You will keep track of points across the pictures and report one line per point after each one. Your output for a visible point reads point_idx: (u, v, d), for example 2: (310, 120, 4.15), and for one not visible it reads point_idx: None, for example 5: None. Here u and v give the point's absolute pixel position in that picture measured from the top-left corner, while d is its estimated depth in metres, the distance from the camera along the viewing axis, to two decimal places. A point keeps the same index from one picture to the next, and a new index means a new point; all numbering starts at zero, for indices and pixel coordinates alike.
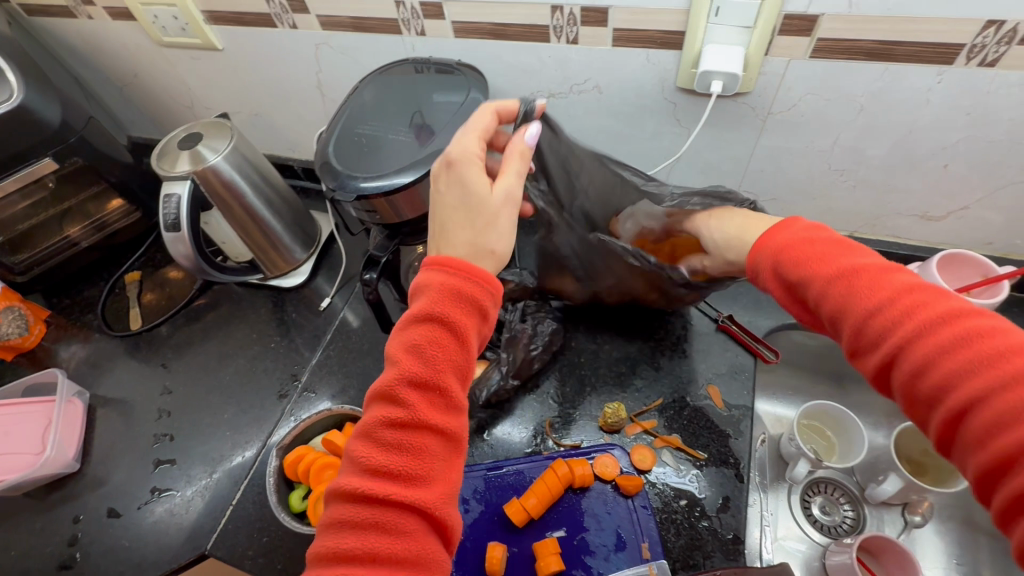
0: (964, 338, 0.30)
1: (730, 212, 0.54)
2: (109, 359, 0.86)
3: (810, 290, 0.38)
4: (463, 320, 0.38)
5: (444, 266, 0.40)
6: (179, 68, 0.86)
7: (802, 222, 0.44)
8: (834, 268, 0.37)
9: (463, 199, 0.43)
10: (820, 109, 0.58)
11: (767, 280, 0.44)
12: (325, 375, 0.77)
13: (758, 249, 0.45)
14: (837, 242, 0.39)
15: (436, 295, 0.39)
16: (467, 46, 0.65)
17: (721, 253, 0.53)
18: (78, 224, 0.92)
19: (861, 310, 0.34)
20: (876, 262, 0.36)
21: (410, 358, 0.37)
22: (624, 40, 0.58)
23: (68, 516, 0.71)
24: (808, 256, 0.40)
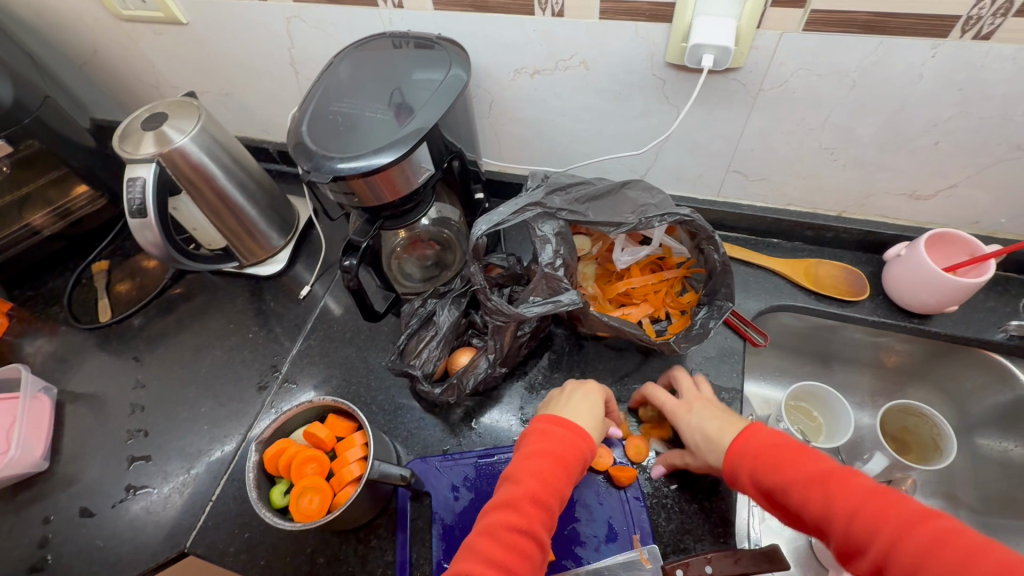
0: (937, 540, 0.39)
1: (709, 408, 0.57)
2: (78, 353, 0.82)
3: (792, 498, 0.46)
4: (574, 458, 0.51)
5: (562, 424, 0.53)
6: (141, 44, 0.81)
7: (761, 426, 0.52)
8: (807, 475, 0.46)
9: (590, 402, 0.57)
10: (812, 85, 0.57)
11: (744, 487, 0.50)
12: (306, 366, 0.75)
13: (733, 455, 0.51)
14: (790, 446, 0.49)
15: (556, 435, 0.52)
16: (447, 20, 0.62)
17: (702, 453, 0.54)
18: (39, 212, 0.87)
19: (845, 516, 0.43)
20: (833, 466, 0.46)
21: (532, 481, 0.49)
22: (612, 12, 0.55)
23: (38, 517, 0.68)
24: (774, 463, 0.48)
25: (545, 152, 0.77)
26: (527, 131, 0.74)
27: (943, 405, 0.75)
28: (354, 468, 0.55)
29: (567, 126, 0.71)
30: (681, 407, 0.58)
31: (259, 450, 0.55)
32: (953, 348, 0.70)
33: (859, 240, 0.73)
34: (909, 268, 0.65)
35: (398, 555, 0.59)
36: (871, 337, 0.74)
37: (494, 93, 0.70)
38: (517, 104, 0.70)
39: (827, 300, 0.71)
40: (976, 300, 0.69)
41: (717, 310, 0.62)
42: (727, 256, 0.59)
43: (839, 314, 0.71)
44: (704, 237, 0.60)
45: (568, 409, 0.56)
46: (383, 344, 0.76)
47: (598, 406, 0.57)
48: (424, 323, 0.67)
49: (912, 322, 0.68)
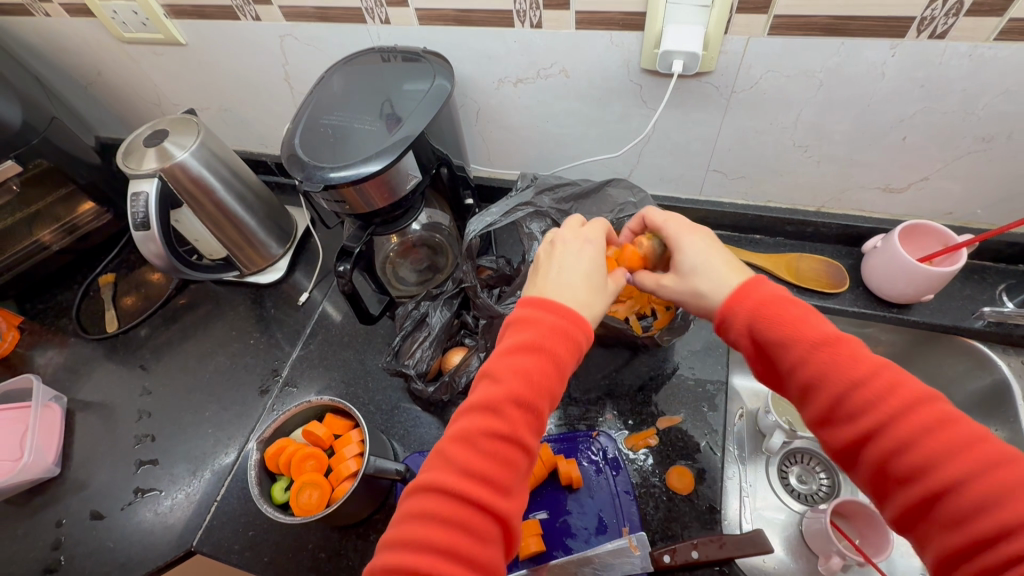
0: (941, 424, 0.34)
1: (710, 240, 0.49)
2: (87, 363, 0.85)
3: (785, 354, 0.41)
4: (563, 355, 0.43)
5: (548, 305, 0.45)
6: (142, 64, 0.85)
7: (765, 282, 0.45)
8: (811, 337, 0.40)
9: (570, 296, 0.46)
10: (781, 86, 0.59)
11: (732, 327, 0.44)
12: (306, 369, 0.77)
13: (735, 300, 0.44)
14: (796, 305, 0.42)
15: (545, 330, 0.43)
16: (432, 34, 0.65)
17: (693, 280, 0.48)
18: (47, 228, 0.90)
19: (843, 380, 0.38)
20: (839, 332, 0.40)
21: (517, 379, 0.41)
22: (587, 22, 0.58)
23: (51, 520, 0.70)
24: (781, 318, 0.41)
25: (531, 157, 0.79)
26: (513, 137, 0.76)
27: None
28: (350, 464, 0.57)
29: (551, 131, 0.74)
30: (686, 229, 0.50)
31: (260, 449, 0.58)
32: (933, 337, 0.72)
33: (839, 233, 0.75)
34: (885, 259, 0.67)
35: None
36: (855, 327, 0.76)
37: (479, 102, 0.72)
38: (503, 112, 0.73)
39: (809, 292, 0.73)
40: (953, 289, 0.71)
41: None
42: None
43: (821, 307, 0.73)
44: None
45: (538, 329, 0.44)
46: (380, 347, 0.78)
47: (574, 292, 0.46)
48: (418, 324, 0.70)
49: (892, 311, 0.70)
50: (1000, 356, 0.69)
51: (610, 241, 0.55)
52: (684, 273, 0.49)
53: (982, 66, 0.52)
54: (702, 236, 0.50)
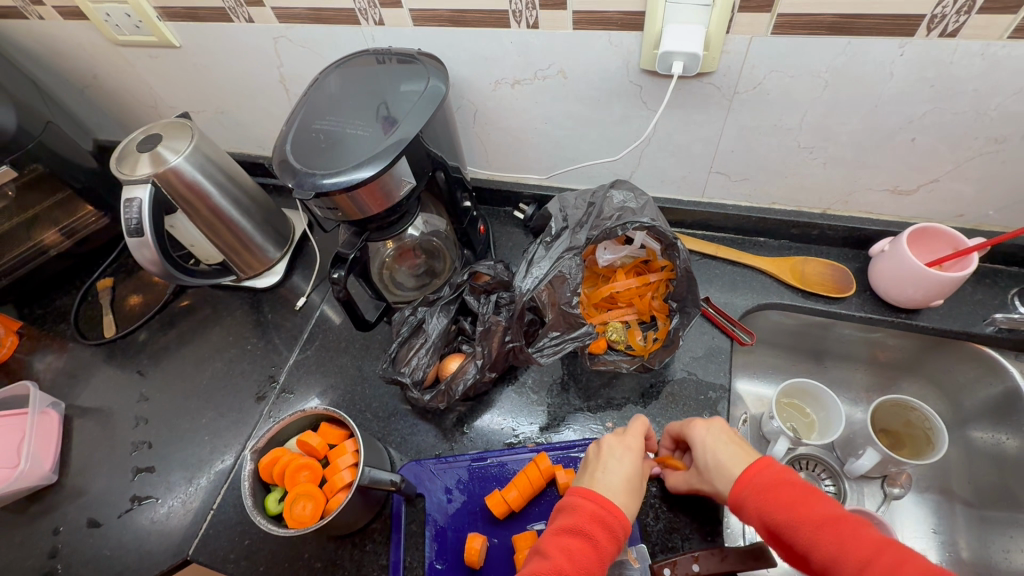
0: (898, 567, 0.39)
1: (722, 431, 0.53)
2: (85, 369, 0.84)
3: (778, 511, 0.45)
4: (603, 542, 0.47)
5: (593, 494, 0.49)
6: (137, 67, 0.84)
7: (773, 461, 0.49)
8: (818, 516, 0.43)
9: (631, 456, 0.53)
10: (785, 86, 0.57)
11: (741, 515, 0.48)
12: (303, 375, 0.77)
13: (741, 486, 0.48)
14: (802, 487, 0.46)
15: (586, 516, 0.48)
16: (427, 35, 0.64)
17: (710, 478, 0.51)
18: (48, 231, 0.90)
19: (817, 527, 0.43)
20: (844, 511, 0.44)
21: (563, 556, 0.45)
22: (585, 22, 0.57)
23: (48, 528, 0.70)
24: (781, 500, 0.45)
25: (530, 158, 0.78)
26: (511, 139, 0.75)
27: (937, 399, 0.75)
28: (345, 475, 0.56)
29: (550, 133, 0.72)
30: (698, 423, 0.54)
31: (254, 459, 0.57)
32: (942, 342, 0.71)
33: (846, 236, 0.73)
34: (893, 263, 0.65)
35: (392, 553, 0.60)
36: (862, 332, 0.74)
37: (476, 104, 0.71)
38: (501, 114, 0.71)
39: (815, 297, 0.72)
40: (963, 293, 0.69)
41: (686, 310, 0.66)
42: (688, 259, 0.61)
43: (827, 312, 0.71)
44: (670, 239, 0.61)
45: (603, 479, 0.51)
46: (377, 353, 0.77)
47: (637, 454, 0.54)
48: (415, 331, 0.69)
49: (899, 316, 0.68)
50: (1012, 362, 0.67)
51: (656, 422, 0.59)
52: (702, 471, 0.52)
53: (994, 65, 0.50)
54: (713, 427, 0.53)
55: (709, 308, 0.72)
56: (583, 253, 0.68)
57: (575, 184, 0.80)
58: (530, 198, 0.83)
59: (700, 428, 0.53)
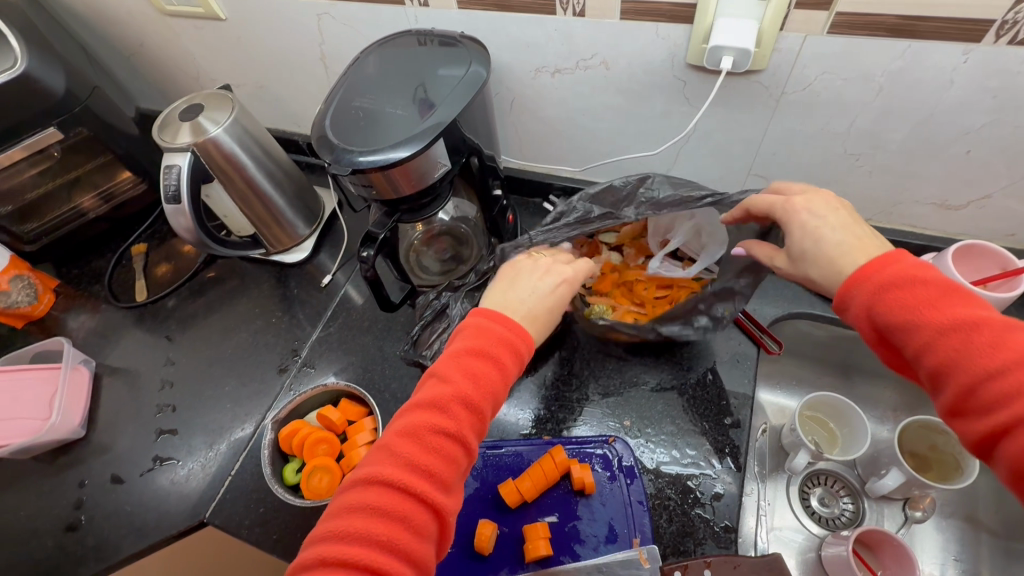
0: None
1: (842, 211, 0.46)
2: (117, 329, 0.87)
3: (904, 329, 0.38)
4: (507, 364, 0.45)
5: (500, 317, 0.47)
6: (183, 38, 0.85)
7: (911, 256, 0.41)
8: (947, 320, 0.37)
9: (564, 290, 0.54)
10: (837, 88, 0.55)
11: (849, 308, 0.42)
12: (325, 351, 0.78)
13: (852, 282, 0.42)
14: (940, 286, 0.38)
15: (492, 340, 0.46)
16: (470, 19, 0.63)
17: (803, 265, 0.46)
18: (87, 194, 0.93)
19: (952, 350, 0.36)
20: (995, 316, 0.36)
21: (466, 381, 0.43)
22: (633, 13, 0.55)
23: (74, 481, 0.72)
24: (903, 298, 0.39)
25: (563, 149, 0.76)
26: (547, 129, 0.74)
27: None
28: (363, 451, 0.57)
29: (587, 125, 0.71)
30: (793, 207, 0.48)
31: (275, 429, 0.58)
32: None
33: None
34: None
35: None
36: None
37: (514, 92, 0.71)
38: (538, 102, 0.71)
39: None
40: None
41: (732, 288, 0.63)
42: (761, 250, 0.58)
43: None
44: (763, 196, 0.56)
45: (514, 298, 0.51)
46: (399, 334, 0.78)
47: (566, 285, 0.54)
48: (438, 315, 0.69)
49: None
50: None
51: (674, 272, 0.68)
52: (793, 257, 0.47)
53: None
54: (817, 214, 0.46)
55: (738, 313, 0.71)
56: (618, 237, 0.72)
57: (608, 179, 0.78)
58: (561, 190, 0.82)
59: (798, 211, 0.47)
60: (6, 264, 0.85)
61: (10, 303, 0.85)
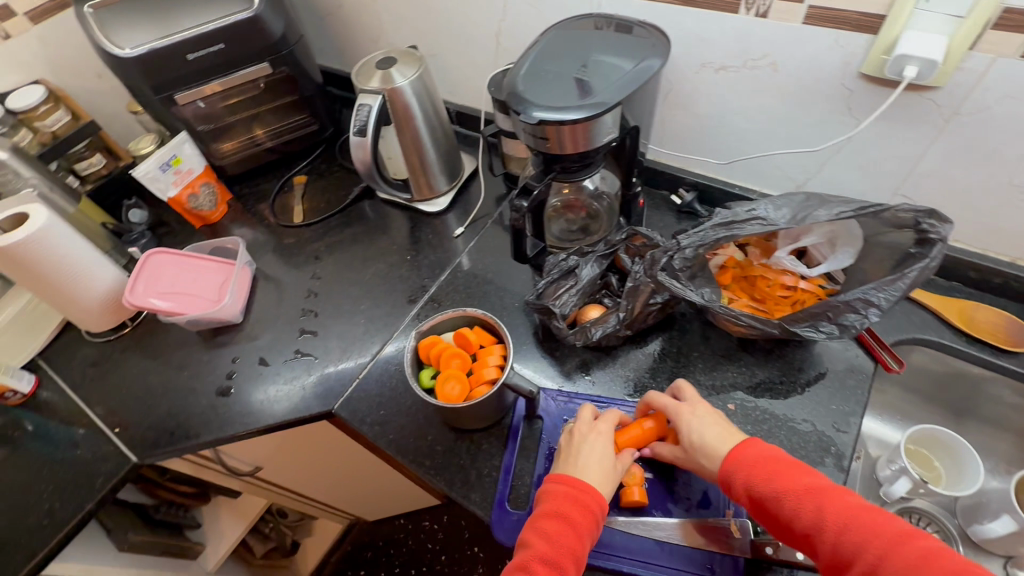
0: (861, 510, 0.47)
1: (710, 412, 0.59)
2: (273, 243, 1.00)
3: (782, 503, 0.50)
4: (582, 518, 0.54)
5: (566, 478, 0.56)
6: (378, 4, 0.98)
7: (761, 441, 0.55)
8: (801, 485, 0.50)
9: (604, 437, 0.59)
10: (1017, 115, 0.56)
11: (731, 488, 0.53)
12: (451, 292, 0.86)
13: (731, 461, 0.54)
14: (785, 461, 0.52)
15: (561, 499, 0.55)
16: (654, 10, 0.69)
17: (695, 457, 0.57)
18: (262, 128, 1.08)
19: (811, 514, 0.48)
20: (828, 483, 0.50)
21: (542, 544, 0.53)
22: (817, 19, 0.59)
23: (228, 357, 0.85)
24: (767, 472, 0.52)
25: (705, 145, 0.80)
26: (694, 124, 0.78)
27: None
28: (491, 371, 0.63)
29: (737, 125, 0.75)
30: (681, 407, 0.59)
31: (417, 338, 0.67)
32: None
33: None
34: None
35: (505, 457, 0.67)
36: (1020, 398, 0.70)
37: (673, 84, 0.76)
38: (694, 97, 0.75)
39: (980, 345, 0.68)
40: None
41: (869, 302, 0.60)
42: (926, 269, 0.59)
43: (992, 363, 0.67)
44: (920, 221, 0.60)
45: (578, 458, 0.58)
46: (519, 289, 0.85)
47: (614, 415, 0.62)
48: (565, 274, 0.74)
49: None
50: None
51: (801, 275, 0.71)
52: (685, 454, 0.58)
53: None
54: (701, 409, 0.59)
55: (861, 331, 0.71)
56: (748, 242, 0.75)
57: (743, 180, 0.81)
58: (691, 185, 0.85)
59: (681, 408, 0.59)
60: (201, 171, 1.00)
61: (197, 204, 1.01)
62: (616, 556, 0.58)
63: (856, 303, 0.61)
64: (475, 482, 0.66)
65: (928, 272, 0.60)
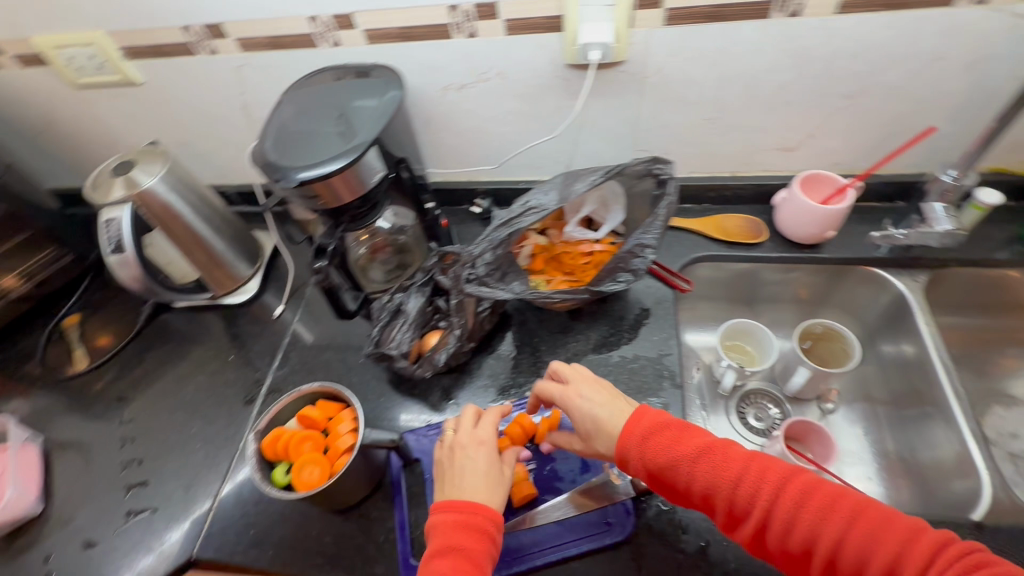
0: (750, 459, 0.50)
1: (598, 388, 0.60)
2: (59, 403, 0.84)
3: (679, 469, 0.52)
4: (476, 544, 0.52)
5: (453, 506, 0.54)
6: (98, 108, 0.88)
7: (648, 409, 0.57)
8: (693, 448, 0.52)
9: (484, 453, 0.58)
10: (683, 67, 0.70)
11: (631, 466, 0.54)
12: (290, 375, 0.81)
13: (627, 437, 0.54)
14: (675, 426, 0.54)
15: (450, 532, 0.53)
16: (381, 51, 0.73)
17: (594, 438, 0.57)
18: (11, 274, 0.88)
19: (710, 475, 0.51)
20: (714, 439, 0.53)
21: None
22: (515, 28, 0.68)
23: (38, 558, 0.69)
24: (660, 442, 0.53)
25: (479, 155, 0.87)
26: (461, 140, 0.84)
27: (846, 321, 0.89)
28: (346, 439, 0.60)
29: (495, 131, 0.82)
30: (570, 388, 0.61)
31: (257, 439, 0.61)
32: (841, 272, 0.84)
33: (753, 194, 0.86)
34: (792, 207, 0.78)
35: (397, 514, 0.65)
36: (778, 275, 0.87)
37: (428, 110, 0.80)
38: (450, 117, 0.81)
39: (736, 246, 0.84)
40: (851, 228, 0.83)
41: (644, 245, 0.71)
42: (673, 204, 0.71)
43: (748, 257, 0.83)
44: (653, 167, 0.73)
45: (461, 480, 0.56)
46: (360, 345, 0.82)
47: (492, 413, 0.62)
48: (394, 314, 0.74)
49: (804, 253, 0.82)
50: (895, 277, 0.81)
51: (594, 240, 0.80)
52: (584, 438, 0.58)
53: (833, 35, 0.64)
54: (588, 388, 0.60)
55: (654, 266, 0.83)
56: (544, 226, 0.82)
57: (524, 176, 0.89)
58: (485, 194, 0.92)
59: (569, 391, 0.60)
60: None
61: None
62: (529, 555, 0.60)
63: (636, 249, 0.71)
64: (375, 554, 0.63)
65: (674, 207, 0.72)
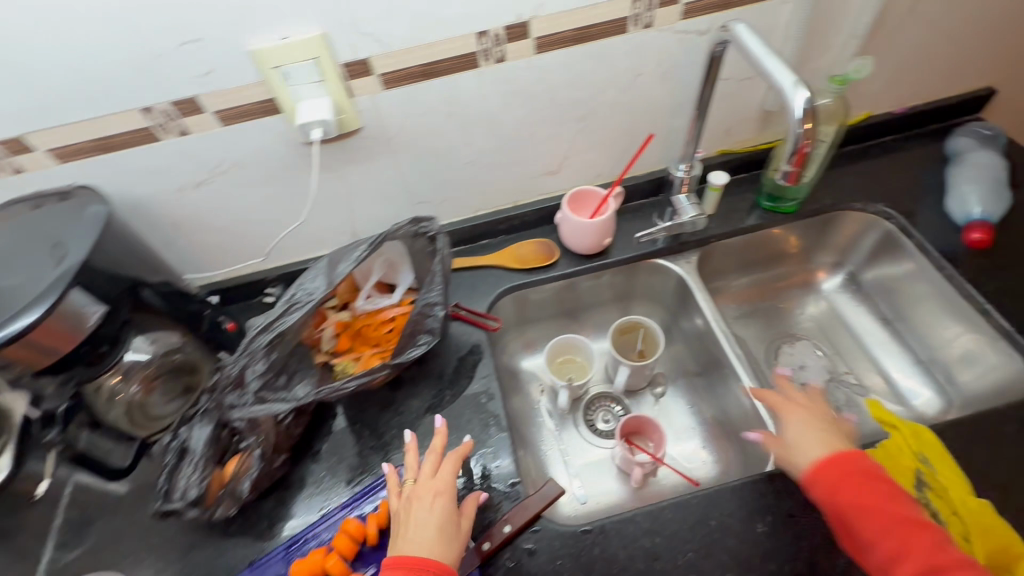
0: (908, 549, 0.50)
1: (806, 426, 0.61)
2: None
3: (864, 534, 0.52)
4: None
5: (399, 560, 0.54)
6: None
7: (857, 455, 0.57)
8: (896, 518, 0.52)
9: (439, 505, 0.59)
10: (422, 123, 0.70)
11: (818, 499, 0.56)
12: (69, 560, 0.67)
13: (819, 475, 0.56)
14: (883, 482, 0.55)
15: None
16: (83, 167, 0.64)
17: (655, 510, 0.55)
18: None
19: (892, 548, 0.51)
20: (916, 515, 0.53)
21: None
22: (230, 118, 0.63)
23: None
24: (847, 496, 0.54)
25: (251, 244, 0.80)
26: (225, 235, 0.77)
27: (651, 309, 0.97)
28: None
29: (258, 218, 0.76)
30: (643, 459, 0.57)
31: None
32: (631, 270, 0.91)
33: (538, 218, 0.90)
34: (566, 226, 0.83)
35: None
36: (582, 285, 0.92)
37: (171, 214, 0.72)
38: (200, 215, 0.73)
39: (534, 271, 0.87)
40: (627, 228, 0.90)
41: (432, 303, 0.70)
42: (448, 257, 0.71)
43: (546, 279, 0.87)
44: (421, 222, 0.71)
45: (411, 535, 0.57)
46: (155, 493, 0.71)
47: (451, 461, 0.63)
48: (181, 454, 0.64)
49: (593, 262, 0.87)
50: (672, 263, 0.89)
51: (391, 305, 0.78)
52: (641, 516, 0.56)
53: (542, 72, 0.69)
54: (802, 421, 0.62)
55: (462, 311, 0.83)
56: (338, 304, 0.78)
57: (311, 252, 0.85)
58: (276, 279, 0.86)
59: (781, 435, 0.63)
60: None
61: None
62: None
63: (426, 309, 0.70)
64: None
65: (451, 258, 0.72)
